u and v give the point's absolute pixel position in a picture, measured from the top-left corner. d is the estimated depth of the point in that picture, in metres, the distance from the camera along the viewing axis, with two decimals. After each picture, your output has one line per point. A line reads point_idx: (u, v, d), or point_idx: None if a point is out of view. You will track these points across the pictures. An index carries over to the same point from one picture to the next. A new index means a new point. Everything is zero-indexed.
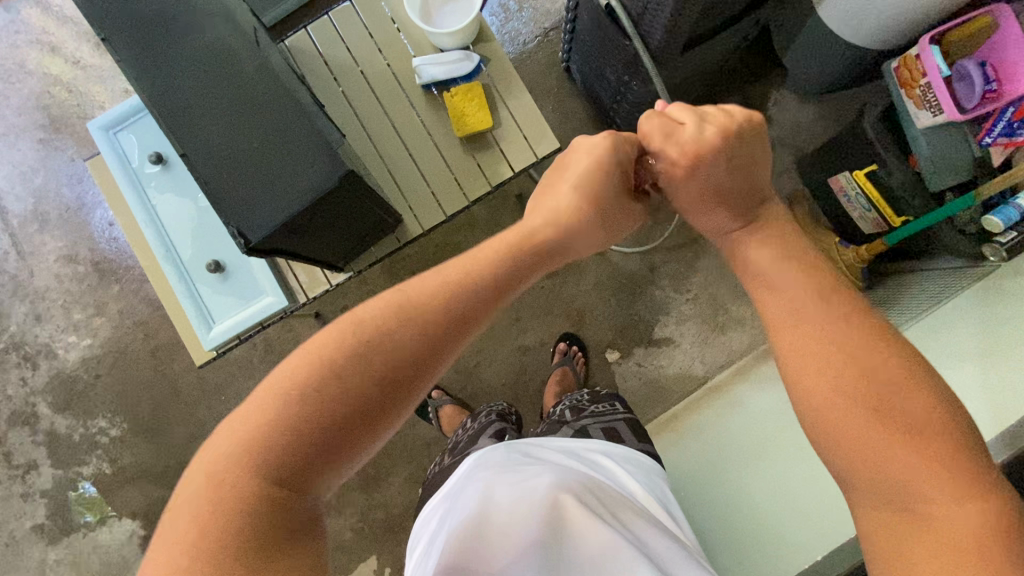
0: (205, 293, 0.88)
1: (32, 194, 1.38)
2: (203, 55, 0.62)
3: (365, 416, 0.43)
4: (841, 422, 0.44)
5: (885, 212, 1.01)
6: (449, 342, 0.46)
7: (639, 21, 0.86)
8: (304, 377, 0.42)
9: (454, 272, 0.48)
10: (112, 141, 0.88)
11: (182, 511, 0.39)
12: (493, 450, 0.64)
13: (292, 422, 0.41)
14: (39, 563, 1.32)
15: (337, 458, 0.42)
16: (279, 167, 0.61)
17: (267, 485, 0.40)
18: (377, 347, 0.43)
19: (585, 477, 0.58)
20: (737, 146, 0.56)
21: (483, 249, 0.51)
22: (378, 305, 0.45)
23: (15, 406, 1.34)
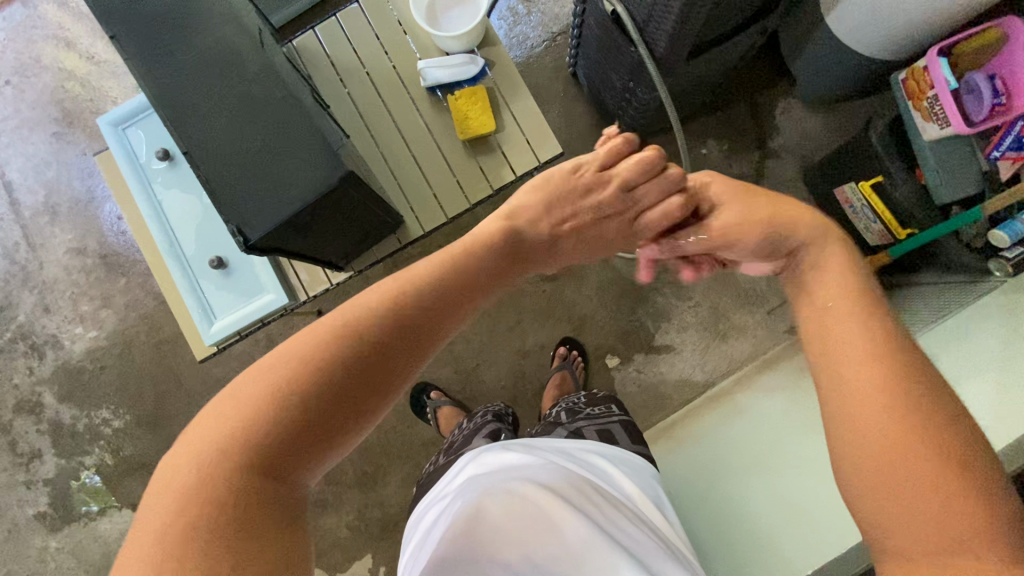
0: (207, 287, 0.89)
1: (44, 186, 1.40)
2: (205, 54, 0.63)
3: (332, 411, 0.44)
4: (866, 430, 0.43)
5: (892, 225, 1.00)
6: (403, 350, 0.49)
7: (644, 28, 0.86)
8: (262, 384, 0.43)
9: (400, 286, 0.51)
10: (121, 136, 0.89)
11: (170, 485, 0.39)
12: (487, 448, 0.64)
13: (256, 427, 0.41)
14: (40, 551, 1.34)
15: (312, 440, 0.43)
16: (280, 166, 0.62)
17: (240, 472, 0.40)
18: (342, 352, 0.45)
19: (578, 476, 0.57)
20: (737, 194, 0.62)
21: (437, 261, 0.55)
22: (319, 326, 0.46)
23: (21, 395, 1.36)
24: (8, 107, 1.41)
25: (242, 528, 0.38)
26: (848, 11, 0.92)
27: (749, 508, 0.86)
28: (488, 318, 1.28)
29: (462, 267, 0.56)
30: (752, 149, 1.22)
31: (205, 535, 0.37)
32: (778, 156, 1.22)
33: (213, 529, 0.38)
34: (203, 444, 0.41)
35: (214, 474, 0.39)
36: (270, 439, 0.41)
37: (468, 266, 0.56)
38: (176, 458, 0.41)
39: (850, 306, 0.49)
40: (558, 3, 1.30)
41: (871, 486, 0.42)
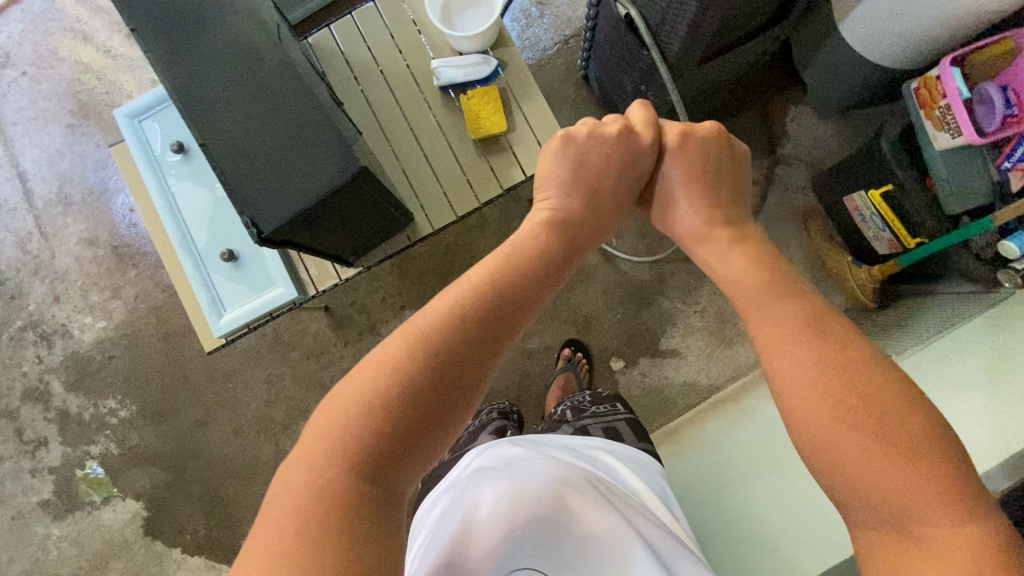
0: (218, 281, 0.89)
1: (57, 177, 1.41)
2: (226, 49, 0.64)
3: (422, 413, 0.44)
4: (832, 441, 0.42)
5: (901, 233, 1.00)
6: (483, 350, 0.48)
7: (657, 31, 0.86)
8: (358, 395, 0.43)
9: (477, 286, 0.51)
10: (137, 129, 0.90)
11: (285, 522, 0.37)
12: (495, 443, 0.64)
13: (354, 435, 0.41)
14: (43, 538, 1.35)
15: (408, 451, 0.43)
16: (296, 161, 0.62)
17: (348, 481, 0.40)
18: (426, 354, 0.45)
19: (588, 472, 0.57)
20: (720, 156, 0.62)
21: (503, 262, 0.54)
22: (400, 334, 0.46)
23: (29, 382, 1.38)
24: (25, 98, 1.43)
25: (358, 546, 0.37)
26: (860, 21, 0.93)
27: (751, 512, 0.85)
28: None
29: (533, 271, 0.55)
30: (762, 155, 1.23)
31: (326, 556, 0.35)
32: (787, 163, 1.23)
33: (325, 540, 0.36)
34: (309, 458, 0.41)
35: (323, 494, 0.39)
36: (365, 449, 0.41)
37: (538, 264, 0.56)
38: (280, 485, 0.40)
39: (796, 319, 0.46)
40: (571, 7, 1.31)
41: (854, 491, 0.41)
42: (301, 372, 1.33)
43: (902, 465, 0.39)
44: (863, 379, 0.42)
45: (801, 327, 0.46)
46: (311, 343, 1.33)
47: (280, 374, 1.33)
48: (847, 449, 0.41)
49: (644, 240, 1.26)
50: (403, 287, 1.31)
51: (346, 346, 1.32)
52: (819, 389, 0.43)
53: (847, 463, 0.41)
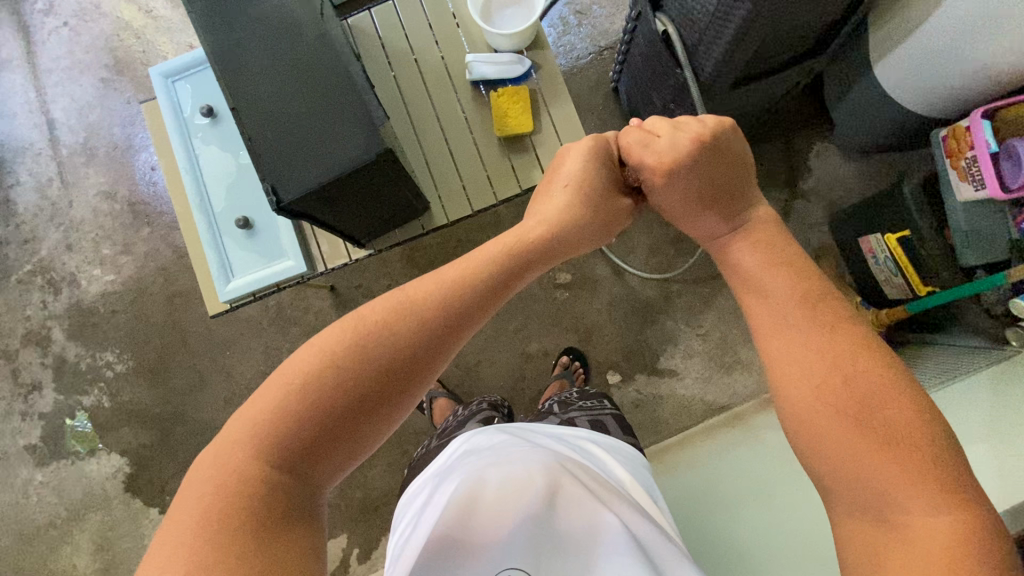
0: (230, 247, 0.90)
1: (85, 128, 1.43)
2: (260, 24, 0.65)
3: (352, 410, 0.44)
4: (822, 428, 0.42)
5: (912, 278, 1.00)
6: (418, 357, 0.46)
7: (693, 51, 0.87)
8: (279, 390, 0.43)
9: (424, 295, 0.48)
10: (169, 89, 0.92)
11: (196, 501, 0.40)
12: (479, 431, 0.65)
13: (283, 429, 0.42)
14: (24, 483, 1.35)
15: (329, 445, 0.43)
16: (322, 136, 0.63)
17: (260, 466, 0.41)
18: (355, 358, 0.44)
19: (573, 461, 0.57)
20: (712, 152, 0.56)
21: (465, 268, 0.51)
22: (335, 331, 0.45)
23: (30, 326, 1.39)
24: (63, 47, 1.45)
25: (261, 532, 0.39)
26: (895, 65, 0.93)
27: (732, 539, 0.85)
28: (496, 317, 1.28)
29: (491, 274, 0.52)
30: (782, 187, 1.24)
31: (225, 542, 0.38)
32: (805, 198, 1.23)
33: (233, 519, 0.39)
34: (233, 438, 0.42)
35: (228, 480, 0.40)
36: (282, 444, 0.42)
37: (507, 269, 0.53)
38: (198, 463, 0.42)
39: (806, 335, 0.45)
40: (609, 19, 1.31)
41: (845, 483, 0.41)
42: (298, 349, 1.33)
43: (892, 455, 0.40)
44: (857, 372, 0.42)
45: (803, 319, 0.46)
46: (312, 320, 1.33)
47: (278, 348, 1.34)
48: (838, 440, 0.41)
49: (655, 257, 1.26)
50: (410, 275, 1.31)
51: None
52: (819, 384, 0.43)
53: (835, 452, 0.42)
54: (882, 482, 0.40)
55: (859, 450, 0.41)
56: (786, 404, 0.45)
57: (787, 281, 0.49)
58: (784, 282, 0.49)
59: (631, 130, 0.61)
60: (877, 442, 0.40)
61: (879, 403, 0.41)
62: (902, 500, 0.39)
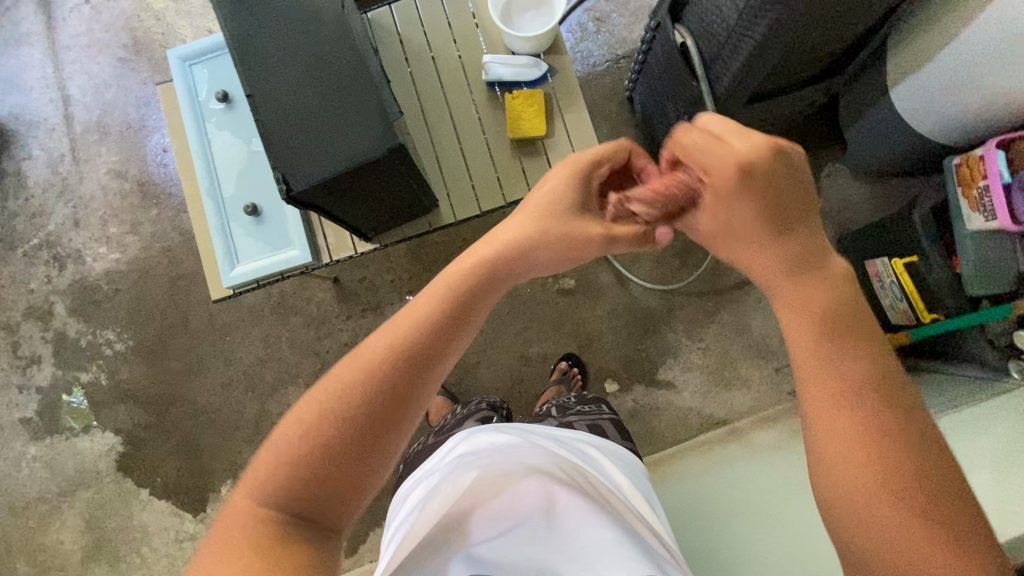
0: (237, 233, 0.90)
1: (100, 106, 1.44)
2: (277, 17, 0.65)
3: (344, 449, 0.43)
4: (846, 484, 0.40)
5: (917, 305, 1.00)
6: (389, 395, 0.44)
7: (710, 64, 0.87)
8: (295, 429, 0.43)
9: (379, 344, 0.46)
10: (186, 72, 0.92)
11: (237, 531, 0.41)
12: (477, 428, 0.64)
13: (304, 460, 0.43)
14: (18, 455, 1.36)
15: (346, 468, 0.44)
16: (335, 129, 0.63)
17: (268, 509, 0.42)
18: (356, 394, 0.44)
19: (572, 468, 0.57)
20: (778, 180, 0.45)
21: (419, 312, 0.48)
22: (319, 395, 0.44)
23: (33, 300, 1.39)
24: (83, 25, 1.46)
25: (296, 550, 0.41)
26: (912, 89, 0.92)
27: (722, 557, 0.84)
28: (497, 318, 1.28)
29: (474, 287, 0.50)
30: None
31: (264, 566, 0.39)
32: None
33: (271, 543, 0.40)
34: (262, 471, 0.43)
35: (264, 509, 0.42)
36: (303, 471, 0.43)
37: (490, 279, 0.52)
38: (233, 499, 0.43)
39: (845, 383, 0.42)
40: (628, 28, 1.32)
41: (860, 536, 0.40)
42: (298, 338, 1.33)
43: (920, 526, 0.38)
44: (892, 434, 0.40)
45: (825, 366, 0.43)
46: (314, 311, 1.33)
47: (278, 337, 1.34)
48: (862, 498, 0.40)
49: (660, 268, 1.25)
50: (414, 271, 1.31)
51: (348, 320, 1.33)
52: (850, 437, 0.40)
53: (857, 510, 0.40)
54: (903, 543, 0.38)
55: (884, 514, 0.39)
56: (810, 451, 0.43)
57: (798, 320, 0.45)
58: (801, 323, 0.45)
59: (709, 120, 0.48)
60: (905, 508, 0.38)
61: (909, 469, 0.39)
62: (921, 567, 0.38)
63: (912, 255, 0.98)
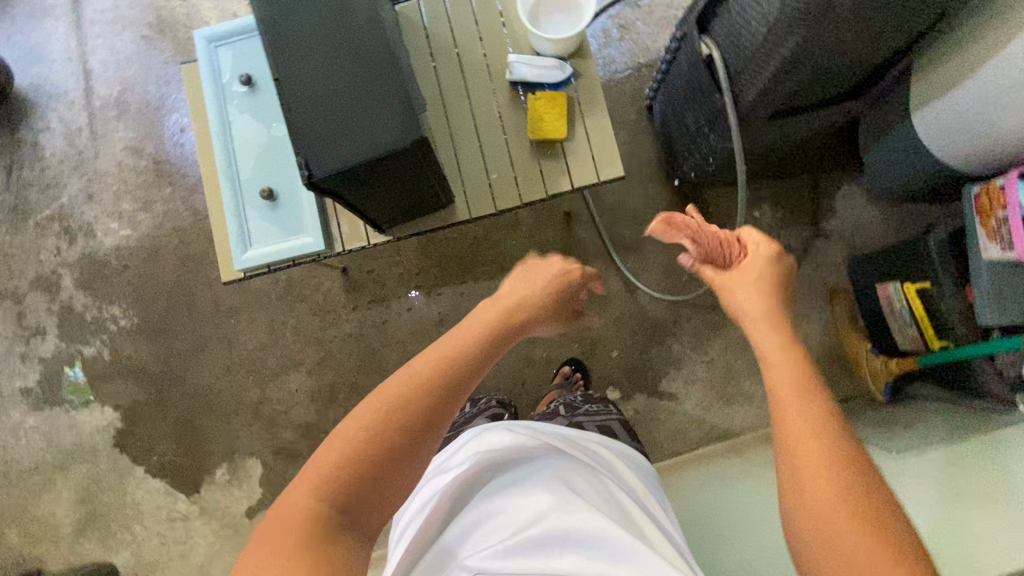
0: (251, 216, 0.90)
1: (120, 82, 1.44)
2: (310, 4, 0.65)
3: (394, 457, 0.49)
4: (815, 487, 0.43)
5: (927, 331, 1.00)
6: (434, 411, 0.51)
7: (735, 77, 0.87)
8: (341, 447, 0.48)
9: (432, 363, 0.54)
10: (211, 53, 0.92)
11: (281, 542, 0.43)
12: (489, 424, 0.67)
13: (347, 472, 0.47)
14: (15, 425, 1.36)
15: (382, 478, 0.48)
16: (360, 118, 0.63)
17: (323, 506, 0.45)
18: (396, 415, 0.50)
19: (584, 472, 0.59)
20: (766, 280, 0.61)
21: (459, 346, 0.56)
22: (360, 418, 0.49)
23: (42, 271, 1.39)
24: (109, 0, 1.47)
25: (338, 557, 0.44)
26: (935, 115, 0.91)
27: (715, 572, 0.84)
28: None
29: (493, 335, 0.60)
30: (804, 225, 1.25)
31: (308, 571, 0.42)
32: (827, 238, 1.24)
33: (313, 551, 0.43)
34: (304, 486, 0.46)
35: (305, 521, 0.44)
36: (345, 481, 0.47)
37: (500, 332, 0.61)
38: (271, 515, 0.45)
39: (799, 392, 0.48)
40: (652, 37, 1.32)
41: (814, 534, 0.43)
42: (303, 326, 1.33)
43: (873, 538, 0.41)
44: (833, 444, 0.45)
45: (793, 376, 0.50)
46: (320, 299, 1.33)
47: (283, 323, 1.34)
48: (827, 503, 0.42)
49: (669, 278, 1.25)
50: (423, 267, 1.31)
51: (353, 311, 1.33)
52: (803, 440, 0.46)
53: (820, 514, 0.43)
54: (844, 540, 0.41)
55: (843, 521, 0.42)
56: (784, 458, 0.46)
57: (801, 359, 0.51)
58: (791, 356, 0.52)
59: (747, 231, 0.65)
60: (850, 509, 0.42)
61: (867, 486, 0.43)
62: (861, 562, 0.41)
63: (925, 280, 0.97)
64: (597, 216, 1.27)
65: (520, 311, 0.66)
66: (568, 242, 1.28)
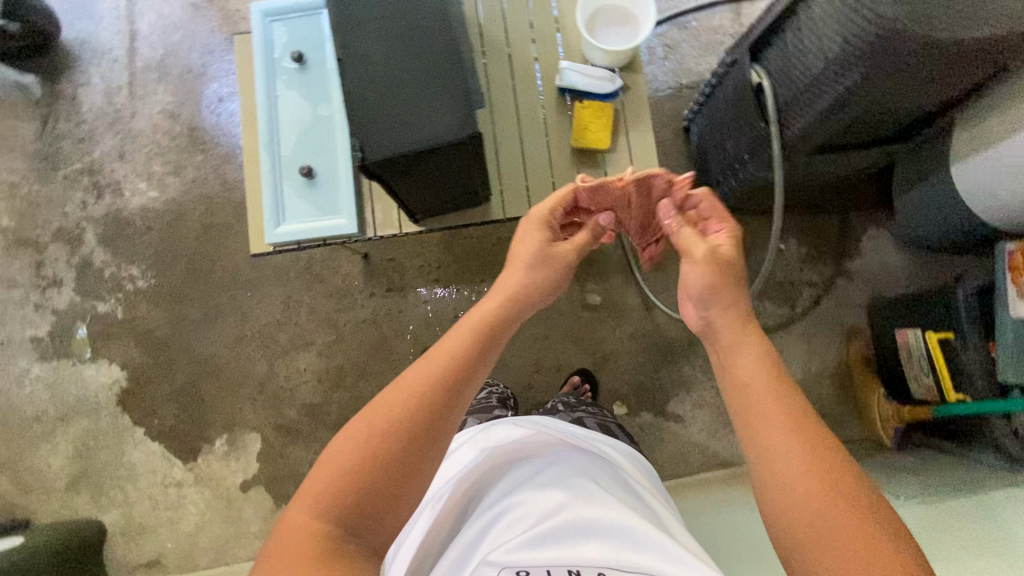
0: (288, 192, 0.90)
1: (164, 46, 1.46)
2: None
3: (391, 468, 0.49)
4: (776, 441, 0.47)
5: (945, 382, 0.99)
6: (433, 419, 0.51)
7: (783, 109, 0.87)
8: (337, 462, 0.49)
9: (420, 373, 0.53)
10: (265, 27, 0.93)
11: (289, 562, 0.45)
12: (501, 425, 0.74)
13: (348, 489, 0.48)
14: (22, 373, 1.36)
15: (385, 492, 0.49)
16: (418, 106, 0.63)
17: (327, 522, 0.46)
18: (388, 428, 0.50)
19: (600, 472, 0.63)
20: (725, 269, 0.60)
21: (439, 352, 0.54)
22: (354, 434, 0.50)
23: (65, 224, 1.40)
24: None
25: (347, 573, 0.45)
26: (973, 169, 0.90)
27: None
28: None
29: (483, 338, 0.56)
30: (828, 263, 1.25)
31: None
32: (848, 278, 1.25)
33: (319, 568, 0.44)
34: (305, 502, 0.47)
35: (311, 539, 0.45)
36: (346, 499, 0.48)
37: (491, 328, 0.57)
38: (278, 531, 0.47)
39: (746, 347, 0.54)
40: (696, 59, 1.32)
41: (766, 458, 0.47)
42: (318, 307, 1.34)
43: (850, 513, 0.43)
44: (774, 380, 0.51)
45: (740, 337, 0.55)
46: (338, 282, 1.34)
47: (298, 301, 1.34)
48: (797, 477, 0.45)
49: None
50: (444, 261, 1.32)
51: (370, 297, 1.33)
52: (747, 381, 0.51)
53: (797, 502, 0.45)
54: (788, 456, 0.46)
55: (820, 502, 0.44)
56: (738, 405, 0.51)
57: (752, 346, 0.54)
58: (753, 357, 0.53)
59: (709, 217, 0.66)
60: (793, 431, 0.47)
61: (833, 462, 0.45)
62: (802, 472, 0.45)
63: (948, 329, 0.97)
64: None
65: (516, 304, 0.61)
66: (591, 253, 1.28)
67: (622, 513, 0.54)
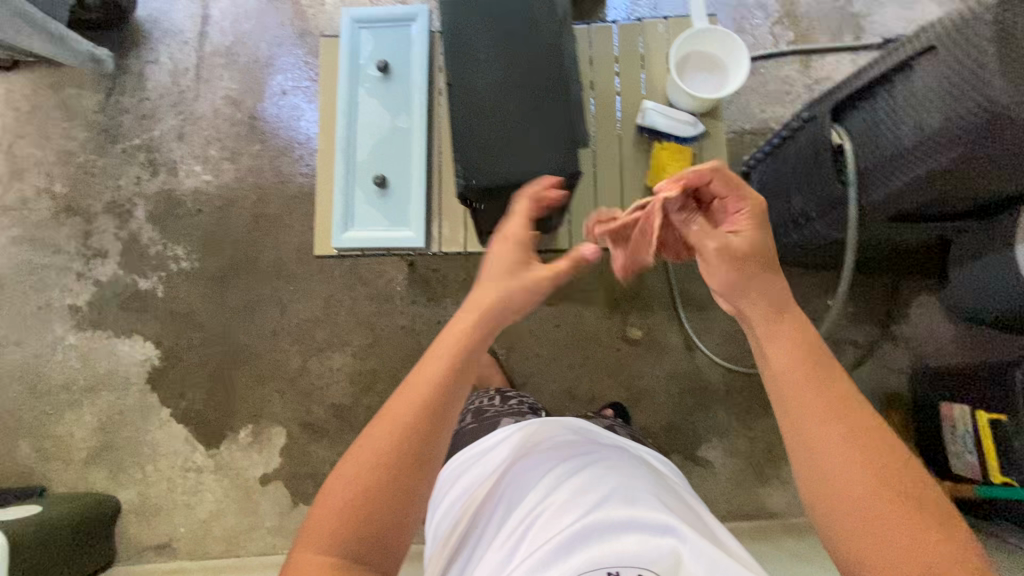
0: (359, 198, 0.91)
1: (235, 34, 1.47)
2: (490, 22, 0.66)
3: (390, 500, 0.48)
4: (823, 433, 0.48)
5: (991, 463, 0.98)
6: (422, 445, 0.49)
7: (863, 174, 0.86)
8: (332, 503, 0.47)
9: (399, 402, 0.50)
10: (354, 34, 0.94)
11: None
12: (530, 422, 0.71)
13: (350, 527, 0.47)
14: (56, 340, 1.36)
15: (393, 526, 0.48)
16: (522, 139, 0.64)
17: (334, 557, 0.46)
18: (383, 466, 0.48)
19: (635, 472, 0.62)
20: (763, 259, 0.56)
21: (416, 379, 0.51)
22: (348, 471, 0.48)
23: (117, 197, 1.41)
24: None
25: None
26: None
27: None
28: (556, 347, 1.27)
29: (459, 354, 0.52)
30: (873, 324, 1.25)
31: None
32: (892, 341, 1.24)
33: None
34: (308, 541, 0.47)
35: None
36: (348, 536, 0.47)
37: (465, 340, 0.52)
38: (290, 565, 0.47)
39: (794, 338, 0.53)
40: (761, 107, 1.33)
41: (817, 454, 0.48)
42: (358, 309, 1.34)
43: (908, 508, 0.45)
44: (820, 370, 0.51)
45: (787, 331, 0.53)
46: (381, 288, 1.34)
47: (338, 301, 1.34)
48: (842, 466, 0.47)
49: (729, 345, 1.25)
50: None
51: (410, 305, 1.33)
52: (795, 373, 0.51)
53: (848, 489, 0.46)
54: (838, 448, 0.47)
55: (877, 496, 0.46)
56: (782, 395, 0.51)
57: (791, 333, 0.53)
58: (791, 343, 0.52)
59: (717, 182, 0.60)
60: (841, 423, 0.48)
61: (881, 448, 0.47)
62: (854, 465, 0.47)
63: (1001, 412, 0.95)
64: (671, 268, 1.26)
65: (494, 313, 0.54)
66: (637, 286, 1.27)
67: (663, 515, 0.54)
